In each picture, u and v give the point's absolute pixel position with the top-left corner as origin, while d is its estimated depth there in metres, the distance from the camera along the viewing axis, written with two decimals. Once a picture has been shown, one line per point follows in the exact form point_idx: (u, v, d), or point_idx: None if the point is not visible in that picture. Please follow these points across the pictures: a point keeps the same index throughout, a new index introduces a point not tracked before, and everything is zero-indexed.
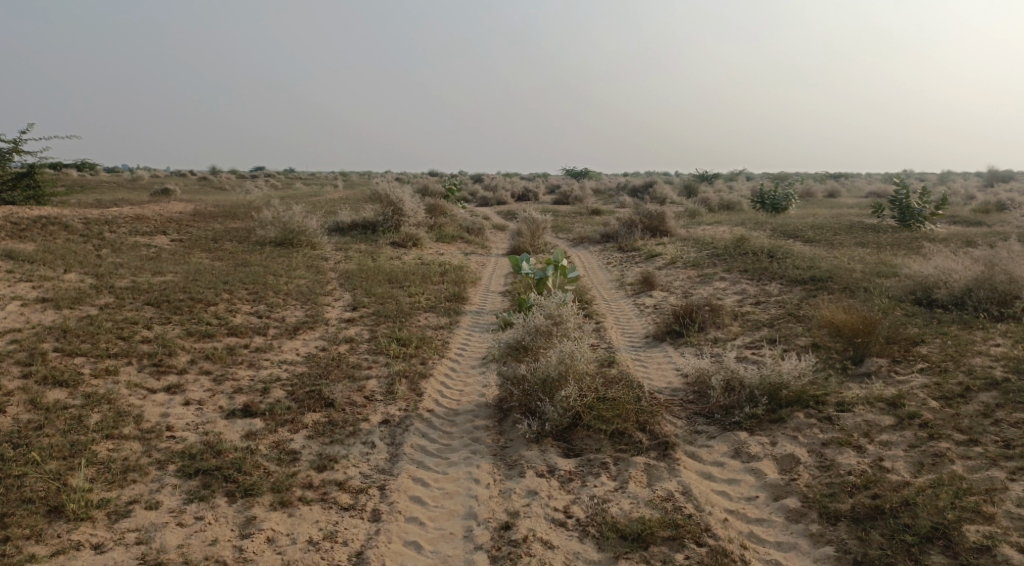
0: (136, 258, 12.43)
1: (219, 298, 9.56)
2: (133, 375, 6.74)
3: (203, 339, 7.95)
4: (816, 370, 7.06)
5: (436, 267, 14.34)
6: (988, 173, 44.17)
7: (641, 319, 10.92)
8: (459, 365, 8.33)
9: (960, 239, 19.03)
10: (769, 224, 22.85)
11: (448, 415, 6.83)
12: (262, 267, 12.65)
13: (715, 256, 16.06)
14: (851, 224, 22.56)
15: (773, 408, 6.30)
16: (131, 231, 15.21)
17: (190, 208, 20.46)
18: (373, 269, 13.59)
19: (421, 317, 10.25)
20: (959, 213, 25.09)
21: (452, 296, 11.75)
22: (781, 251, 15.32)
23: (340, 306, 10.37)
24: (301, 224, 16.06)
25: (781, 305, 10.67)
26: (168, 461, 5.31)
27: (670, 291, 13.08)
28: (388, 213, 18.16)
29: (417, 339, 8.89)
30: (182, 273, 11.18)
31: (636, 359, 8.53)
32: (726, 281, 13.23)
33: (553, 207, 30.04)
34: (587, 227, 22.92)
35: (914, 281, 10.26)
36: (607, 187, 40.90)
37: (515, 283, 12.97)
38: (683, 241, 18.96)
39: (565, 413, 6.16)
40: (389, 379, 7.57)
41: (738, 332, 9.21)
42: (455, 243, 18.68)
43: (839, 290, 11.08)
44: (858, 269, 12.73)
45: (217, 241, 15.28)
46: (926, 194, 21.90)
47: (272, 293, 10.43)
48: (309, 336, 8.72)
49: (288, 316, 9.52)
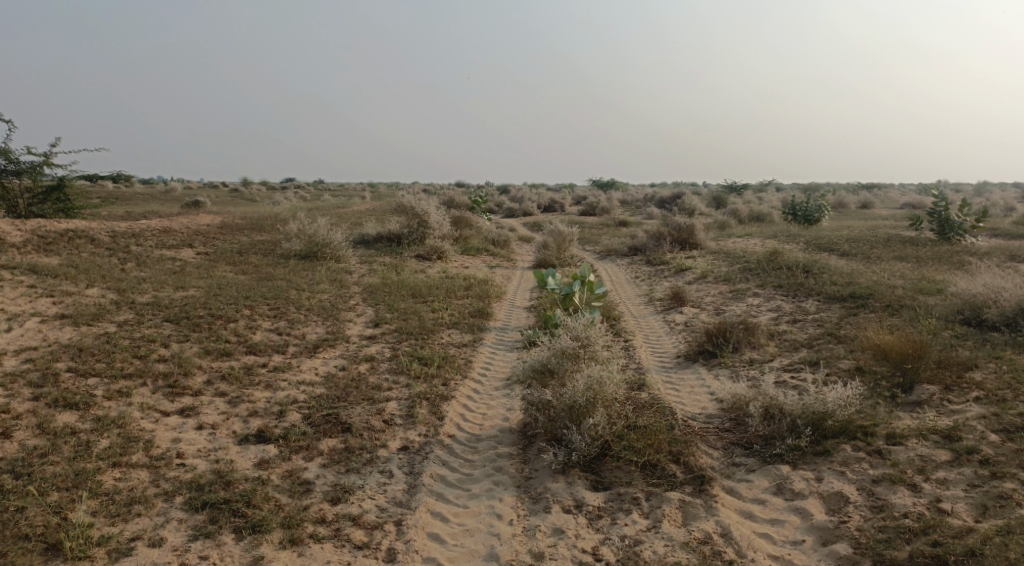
0: (159, 272, 12.32)
1: (239, 314, 9.36)
2: (147, 397, 6.52)
3: (220, 358, 7.74)
4: (862, 397, 6.63)
5: (460, 281, 14.08)
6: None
7: (672, 337, 10.52)
8: (482, 386, 8.00)
9: (1004, 253, 18.31)
10: (802, 236, 22.27)
11: (469, 441, 6.51)
12: (286, 281, 12.48)
13: (748, 271, 15.59)
14: (888, 237, 21.88)
15: (817, 439, 5.90)
16: (157, 244, 15.16)
17: (217, 220, 20.47)
18: (397, 283, 13.36)
19: (444, 334, 9.96)
20: (1000, 226, 24.26)
21: (476, 312, 11.45)
22: (818, 266, 14.80)
23: (362, 323, 10.13)
24: (326, 236, 15.91)
25: (819, 324, 10.21)
26: (174, 492, 5.13)
27: (702, 307, 12.65)
28: (413, 225, 17.97)
29: (440, 358, 8.59)
30: (204, 287, 11.04)
31: (668, 381, 8.13)
32: (760, 297, 12.77)
33: (580, 218, 29.66)
34: (614, 240, 22.53)
35: (961, 300, 9.74)
36: (634, 198, 40.43)
37: (542, 299, 12.65)
38: (714, 254, 18.48)
39: (594, 443, 5.81)
40: (409, 401, 7.28)
41: (775, 352, 8.79)
42: (481, 256, 18.42)
43: (880, 309, 10.59)
44: (899, 286, 12.20)
45: (242, 254, 15.18)
46: (967, 206, 21.16)
47: (293, 309, 10.21)
48: (329, 355, 8.46)
49: (308, 333, 9.28)
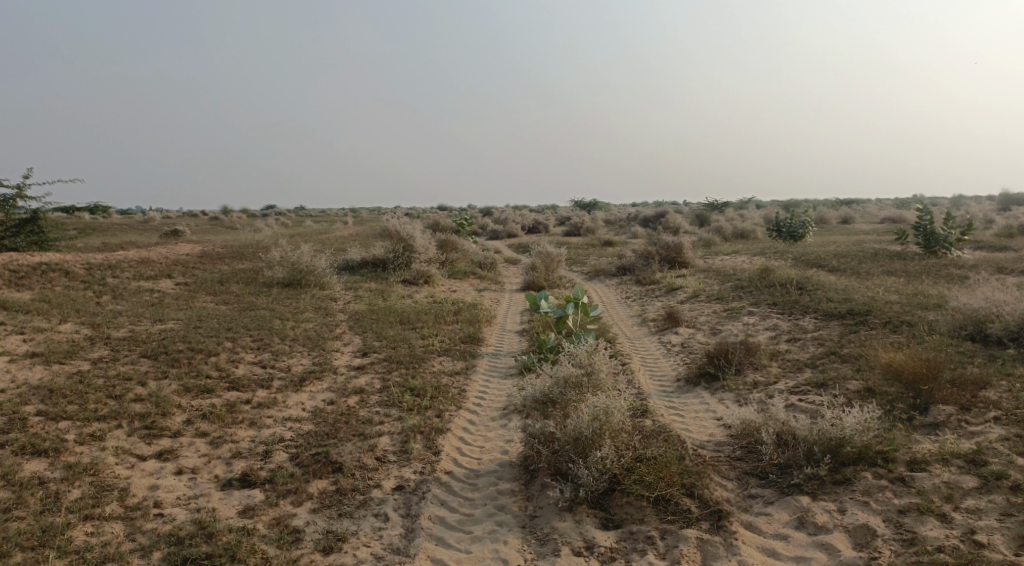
0: (137, 305, 11.89)
1: (220, 346, 8.96)
2: (123, 440, 6.13)
3: (201, 395, 7.34)
4: (877, 420, 6.35)
5: (449, 306, 13.75)
6: (1002, 197, 43.42)
7: (669, 359, 10.23)
8: (477, 417, 7.64)
9: (992, 266, 18.24)
10: (789, 253, 22.16)
11: (468, 478, 6.16)
12: (268, 310, 12.09)
13: (740, 289, 15.36)
14: (875, 252, 21.82)
15: (835, 467, 5.61)
16: (135, 275, 14.71)
17: (197, 249, 20.01)
18: (384, 310, 13.00)
19: (436, 362, 9.60)
20: (983, 238, 24.31)
21: (467, 338, 11.10)
22: (811, 283, 14.61)
23: (350, 352, 9.75)
24: (310, 263, 15.53)
25: (820, 342, 9.96)
26: (151, 547, 4.81)
27: (697, 327, 12.40)
28: (399, 249, 17.65)
29: (433, 388, 8.23)
30: (184, 320, 10.62)
31: (671, 407, 7.81)
32: (756, 316, 12.53)
33: (565, 239, 29.43)
34: (601, 260, 22.28)
35: (963, 315, 9.53)
36: (618, 218, 40.36)
37: (533, 322, 12.33)
38: (704, 273, 18.27)
39: (602, 478, 5.49)
40: (403, 436, 6.91)
41: (780, 373, 8.51)
42: (468, 279, 18.10)
43: (880, 325, 10.37)
44: (896, 301, 12.02)
45: (223, 284, 14.76)
46: (952, 220, 21.14)
47: (278, 339, 9.82)
48: (316, 388, 8.07)
49: (294, 365, 8.89)
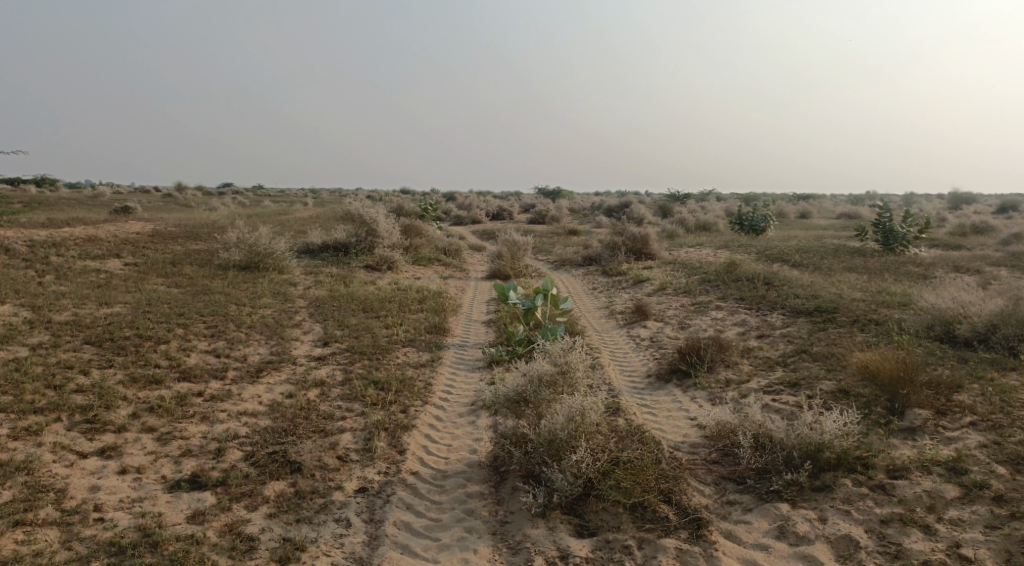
0: (82, 287, 11.28)
1: (171, 334, 8.48)
2: (61, 435, 5.70)
3: (148, 386, 6.90)
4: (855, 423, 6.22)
5: (413, 293, 13.38)
6: (952, 196, 44.38)
7: (639, 353, 10.05)
8: (444, 413, 7.34)
9: (948, 264, 18.49)
10: (752, 247, 22.22)
11: (434, 479, 5.87)
12: (224, 295, 11.57)
13: (706, 283, 15.27)
14: (835, 248, 22.01)
15: (814, 473, 5.47)
16: (82, 254, 14.02)
17: (149, 228, 19.25)
18: (346, 296, 12.58)
19: (399, 353, 9.25)
20: (937, 236, 24.70)
21: (432, 327, 10.77)
22: (777, 278, 14.58)
23: (310, 341, 9.35)
24: (268, 246, 14.99)
25: (790, 339, 9.86)
26: (89, 557, 4.45)
27: (665, 321, 12.25)
28: (361, 234, 17.21)
29: (397, 382, 7.89)
30: (133, 304, 10.08)
31: (644, 405, 7.60)
32: (724, 311, 12.41)
33: (529, 227, 29.16)
34: (566, 249, 22.07)
35: (932, 315, 9.51)
36: (582, 207, 40.25)
37: (500, 313, 12.05)
38: (670, 265, 18.17)
39: (576, 482, 5.26)
40: (366, 433, 6.58)
41: (752, 372, 8.36)
42: (432, 266, 17.72)
43: (849, 324, 10.32)
44: (862, 299, 12.00)
45: (176, 266, 14.17)
46: (910, 218, 21.39)
47: (234, 326, 9.37)
48: (273, 380, 7.67)
49: (250, 354, 8.46)
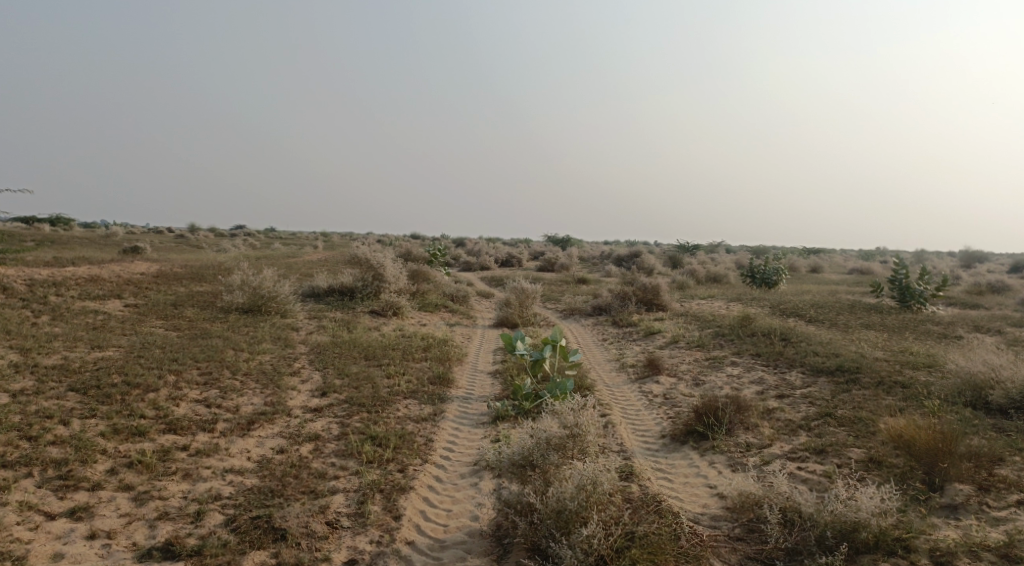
0: (77, 328, 10.94)
1: (161, 381, 8.08)
2: (30, 494, 5.32)
3: (130, 439, 6.48)
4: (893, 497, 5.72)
5: (418, 341, 12.98)
6: (963, 253, 43.86)
7: (651, 411, 9.57)
8: (445, 473, 6.87)
9: (968, 323, 17.99)
10: (766, 300, 21.76)
11: (432, 551, 5.46)
12: (222, 339, 11.20)
13: (720, 337, 14.81)
14: (850, 304, 21.52)
15: (849, 555, 5.08)
16: (82, 294, 13.72)
17: (154, 268, 18.99)
18: (349, 343, 12.19)
19: (401, 405, 8.80)
20: (954, 294, 24.21)
21: (435, 378, 10.34)
22: (794, 333, 14.10)
23: (307, 390, 8.93)
24: (272, 289, 14.67)
25: (811, 400, 9.37)
26: None
27: (678, 376, 11.78)
28: (367, 278, 16.90)
29: (397, 437, 7.44)
30: (127, 347, 9.70)
31: (658, 469, 7.12)
32: (739, 367, 11.94)
33: (537, 274, 28.81)
34: (576, 298, 21.67)
35: (962, 379, 9.02)
36: (591, 256, 39.94)
37: (507, 364, 11.62)
38: (682, 318, 17.72)
39: (587, 560, 4.81)
40: (360, 495, 6.13)
41: (774, 435, 7.85)
42: (439, 312, 17.35)
43: (873, 386, 9.85)
44: (884, 359, 11.52)
45: (177, 307, 13.84)
46: (927, 275, 20.89)
47: (229, 373, 8.97)
48: (265, 433, 7.23)
49: (243, 405, 8.04)
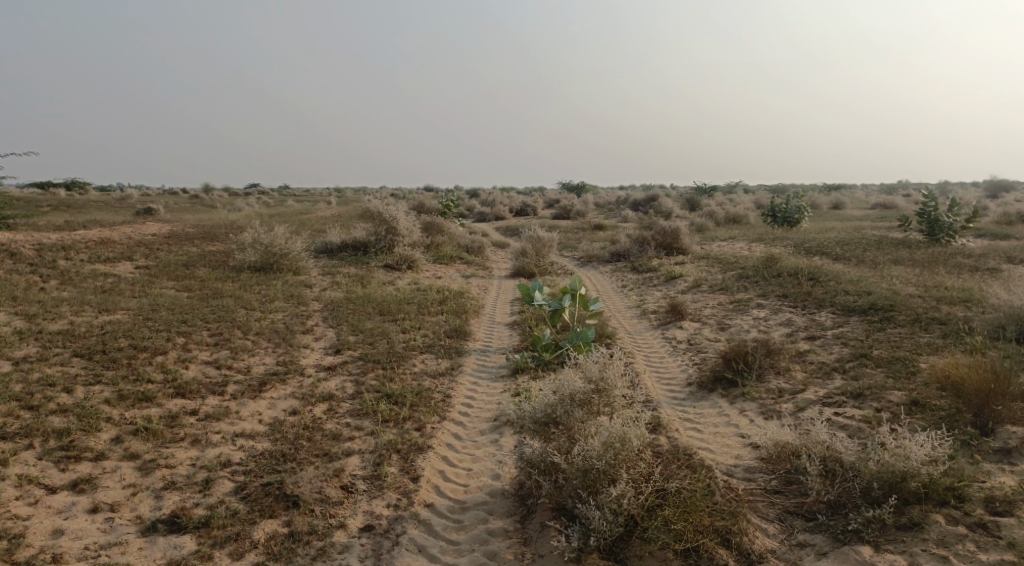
0: (86, 292, 10.73)
1: (170, 343, 7.83)
2: (30, 467, 5.13)
3: (136, 405, 6.24)
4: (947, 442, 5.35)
5: (434, 294, 12.67)
6: (989, 183, 42.60)
7: (676, 357, 9.21)
8: (464, 430, 6.60)
9: (1000, 255, 17.33)
10: (789, 239, 21.16)
11: (452, 513, 5.21)
12: (234, 299, 10.94)
13: (744, 279, 14.35)
14: (876, 240, 20.88)
15: (898, 507, 4.77)
16: (91, 257, 13.51)
17: (166, 229, 18.75)
18: (363, 298, 11.90)
19: (417, 361, 8.51)
20: (983, 226, 23.42)
21: (452, 331, 10.04)
22: (821, 272, 13.60)
23: (321, 348, 8.66)
24: (284, 246, 14.36)
25: (844, 341, 8.97)
26: None
27: (702, 321, 11.39)
28: (381, 232, 16.54)
29: (413, 394, 7.16)
30: (135, 310, 9.46)
31: (687, 420, 6.79)
32: (766, 310, 11.52)
33: (554, 222, 28.30)
34: (593, 245, 21.22)
35: (1005, 313, 8.55)
36: (607, 202, 39.21)
37: (525, 314, 11.29)
38: (704, 260, 17.24)
39: (616, 521, 4.57)
40: (376, 456, 5.88)
41: (808, 379, 7.46)
42: (454, 264, 17.01)
43: (909, 324, 9.41)
44: (918, 295, 11.04)
45: (188, 268, 13.61)
46: (957, 207, 20.14)
47: (240, 333, 8.71)
48: (277, 394, 6.97)
49: (254, 366, 7.78)
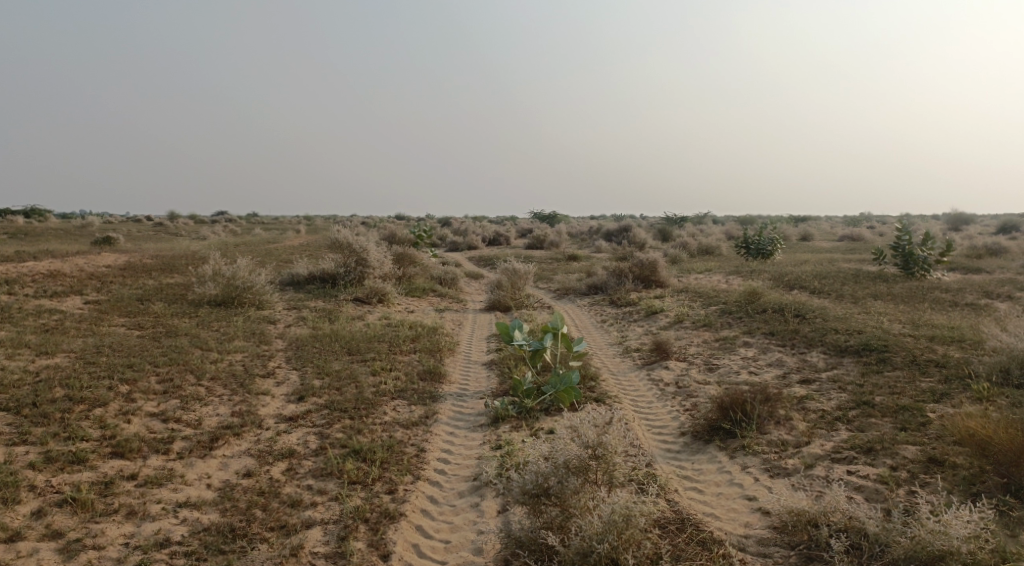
0: (27, 332, 9.88)
1: (113, 393, 7.06)
2: None
3: (66, 468, 5.50)
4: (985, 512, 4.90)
5: (406, 330, 11.99)
6: (951, 215, 43.12)
7: (665, 401, 8.59)
8: (440, 493, 5.92)
9: (977, 289, 17.12)
10: (765, 272, 20.84)
11: None
12: (190, 338, 10.15)
13: (727, 314, 13.88)
14: (851, 273, 20.62)
15: None
16: (38, 291, 12.62)
17: (123, 260, 17.82)
18: (330, 335, 11.18)
19: (388, 408, 7.79)
20: (954, 260, 23.35)
21: (426, 373, 9.34)
22: (806, 308, 13.17)
23: (282, 395, 7.91)
24: (247, 279, 13.57)
25: (842, 386, 8.46)
26: None
27: (689, 360, 10.85)
28: (350, 263, 15.83)
29: (383, 449, 6.46)
30: (78, 352, 8.64)
31: (686, 479, 6.18)
32: (754, 349, 11.01)
33: (526, 253, 27.79)
34: (568, 277, 20.69)
35: (1009, 356, 8.13)
36: (580, 231, 38.86)
37: (503, 354, 10.65)
38: (683, 294, 16.78)
39: None
40: (340, 528, 5.26)
41: (811, 430, 6.90)
42: (427, 297, 16.36)
43: (907, 366, 8.96)
44: (909, 334, 10.63)
45: (143, 302, 12.77)
46: (931, 241, 19.96)
47: (193, 378, 7.95)
48: (231, 452, 6.23)
49: (206, 417, 7.02)
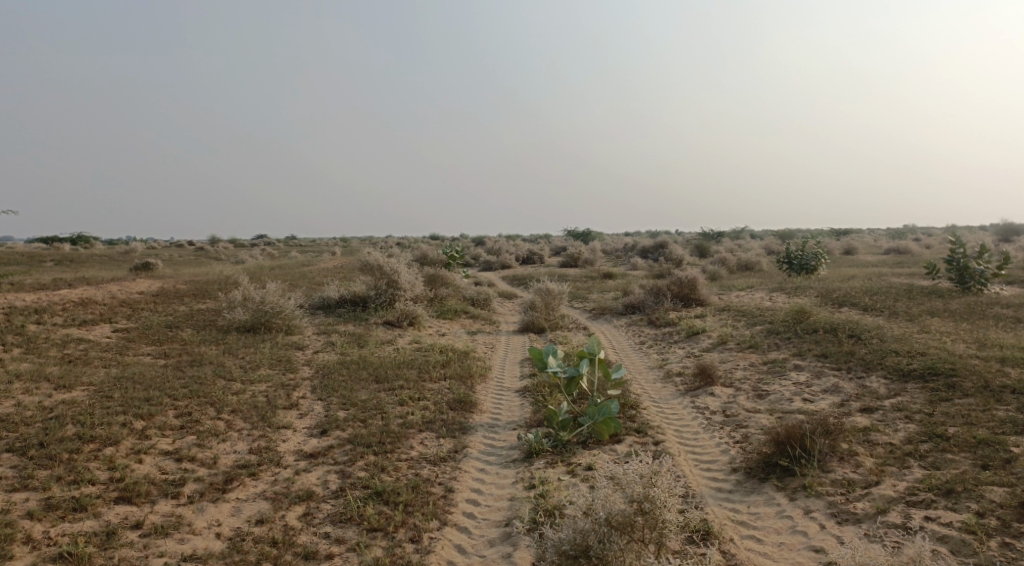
0: (50, 363, 9.62)
1: (126, 430, 6.71)
2: None
3: (67, 518, 5.23)
4: None
5: (437, 355, 11.51)
6: (1002, 226, 41.35)
7: (712, 432, 7.94)
8: (471, 543, 5.42)
9: None
10: (810, 289, 19.94)
11: None
12: (215, 367, 9.80)
13: (774, 335, 13.12)
14: (902, 289, 19.60)
15: None
16: (67, 320, 12.46)
17: (155, 286, 17.70)
18: (358, 362, 10.74)
19: (414, 442, 7.29)
20: (1012, 273, 22.07)
21: (457, 402, 8.83)
22: (859, 328, 12.37)
23: (305, 428, 7.46)
24: (276, 303, 13.24)
25: (909, 415, 7.73)
26: None
27: (736, 386, 10.16)
28: (381, 286, 15.45)
29: (408, 489, 5.96)
30: (98, 385, 8.32)
31: (742, 527, 5.62)
32: (806, 373, 10.28)
33: (561, 271, 27.21)
34: (604, 296, 20.05)
35: None
36: (614, 248, 38.12)
37: (538, 380, 10.09)
38: (725, 314, 16.04)
39: None
40: None
41: (880, 466, 6.21)
42: (459, 319, 15.90)
43: (980, 392, 8.17)
44: (976, 356, 9.80)
45: (171, 330, 12.52)
46: (988, 253, 18.84)
47: (213, 411, 7.55)
48: (246, 494, 5.81)
49: (223, 455, 6.61)
